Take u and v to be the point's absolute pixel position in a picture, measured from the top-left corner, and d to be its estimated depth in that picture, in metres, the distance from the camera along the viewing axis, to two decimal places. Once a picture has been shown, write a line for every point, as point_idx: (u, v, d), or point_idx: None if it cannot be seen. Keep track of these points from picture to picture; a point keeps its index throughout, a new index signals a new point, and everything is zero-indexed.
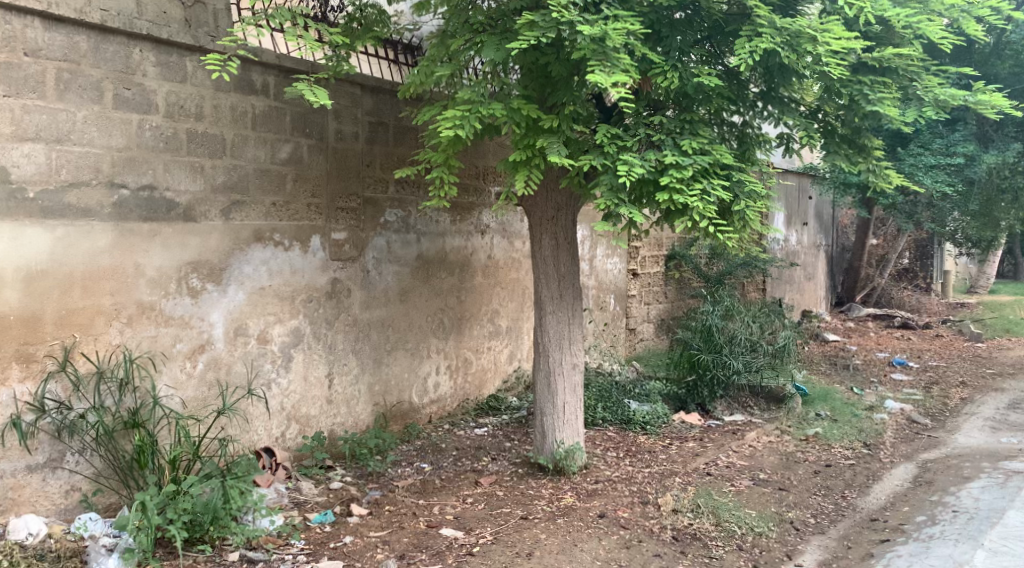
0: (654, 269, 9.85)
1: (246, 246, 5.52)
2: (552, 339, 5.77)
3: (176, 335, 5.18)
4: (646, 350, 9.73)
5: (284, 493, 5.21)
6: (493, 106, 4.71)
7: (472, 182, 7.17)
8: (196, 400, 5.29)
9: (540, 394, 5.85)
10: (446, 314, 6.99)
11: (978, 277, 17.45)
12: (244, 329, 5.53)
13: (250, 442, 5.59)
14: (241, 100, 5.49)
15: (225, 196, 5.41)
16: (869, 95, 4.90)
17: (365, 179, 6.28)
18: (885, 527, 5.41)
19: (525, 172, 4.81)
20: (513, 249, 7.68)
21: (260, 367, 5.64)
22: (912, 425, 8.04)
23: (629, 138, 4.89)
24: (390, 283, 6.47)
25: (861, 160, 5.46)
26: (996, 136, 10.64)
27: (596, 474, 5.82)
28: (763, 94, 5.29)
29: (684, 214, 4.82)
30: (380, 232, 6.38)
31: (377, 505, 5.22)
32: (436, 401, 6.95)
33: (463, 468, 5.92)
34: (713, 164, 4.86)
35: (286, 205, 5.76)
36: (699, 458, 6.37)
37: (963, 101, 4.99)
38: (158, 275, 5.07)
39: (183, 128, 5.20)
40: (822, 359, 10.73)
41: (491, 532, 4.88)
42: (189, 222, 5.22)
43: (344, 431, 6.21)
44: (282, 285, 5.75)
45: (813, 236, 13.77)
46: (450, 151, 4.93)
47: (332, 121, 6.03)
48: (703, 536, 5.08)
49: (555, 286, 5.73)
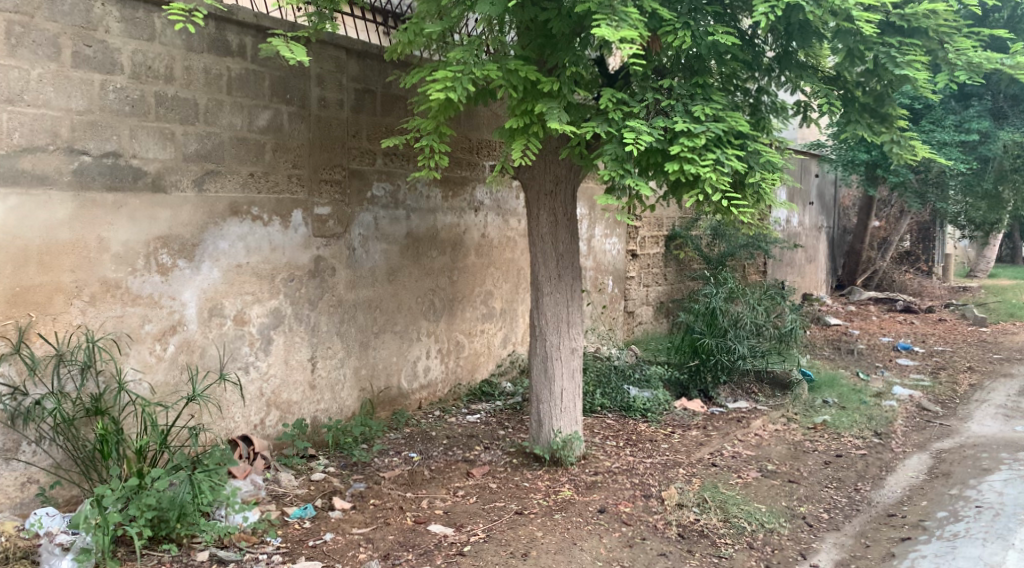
0: (653, 250, 9.45)
1: (221, 220, 5.13)
2: (549, 321, 5.40)
3: (144, 316, 4.79)
4: (645, 333, 9.36)
5: (261, 485, 4.82)
6: (488, 66, 4.33)
7: (465, 156, 6.76)
8: (166, 386, 4.91)
9: (536, 380, 5.48)
10: (437, 295, 6.60)
11: (977, 261, 17.17)
12: (219, 309, 5.15)
13: (225, 430, 5.22)
14: (216, 62, 5.07)
15: (198, 165, 5.01)
16: (897, 57, 4.55)
17: (350, 150, 5.88)
18: (905, 523, 5.08)
19: (522, 140, 4.42)
20: (508, 227, 7.28)
21: (236, 350, 5.26)
22: (922, 412, 7.71)
23: (636, 103, 4.51)
24: (378, 261, 6.08)
25: (884, 130, 5.08)
26: (1011, 113, 10.29)
27: (595, 465, 5.47)
28: (779, 58, 4.99)
29: (694, 186, 4.45)
30: (367, 208, 5.99)
31: (362, 498, 4.86)
32: (426, 386, 6.58)
33: (455, 458, 5.57)
34: (727, 132, 4.48)
35: (265, 176, 5.36)
36: (703, 448, 6.03)
37: (999, 65, 4.66)
38: (124, 250, 4.68)
39: (151, 91, 4.79)
40: (825, 343, 10.39)
41: (483, 529, 4.52)
42: (158, 193, 4.82)
43: (328, 418, 5.85)
44: (261, 263, 5.36)
45: (812, 219, 13.29)
46: (442, 118, 4.54)
47: (314, 87, 5.62)
48: (711, 534, 4.75)
49: (553, 265, 5.36)
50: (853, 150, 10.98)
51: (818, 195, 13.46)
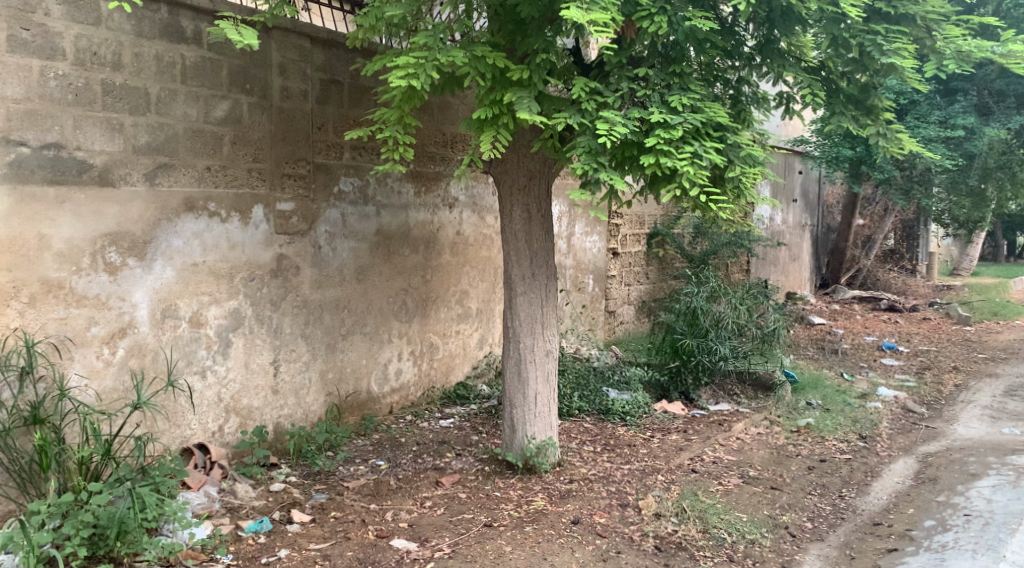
0: (635, 248, 9.22)
1: (174, 216, 4.85)
2: (522, 322, 5.15)
3: (90, 318, 4.52)
4: (626, 334, 9.13)
5: (215, 497, 4.60)
6: (454, 53, 4.09)
7: (438, 151, 6.51)
8: (115, 392, 4.64)
9: (509, 383, 5.23)
10: (409, 295, 6.33)
11: (960, 259, 17.07)
12: (174, 311, 4.88)
13: (179, 438, 4.95)
14: (168, 49, 4.80)
15: (149, 158, 4.74)
16: (883, 45, 4.35)
17: (315, 144, 5.61)
18: (891, 533, 4.88)
19: (491, 132, 4.17)
20: (484, 224, 7.02)
21: (193, 353, 4.98)
22: (907, 414, 7.52)
23: (610, 93, 4.30)
24: (346, 260, 5.82)
25: (869, 122, 4.87)
26: (996, 108, 10.21)
27: (571, 472, 5.23)
28: (760, 47, 4.81)
29: (671, 180, 4.22)
30: (333, 204, 5.72)
31: (322, 511, 4.62)
32: (398, 390, 6.31)
33: (424, 466, 5.31)
34: (705, 123, 4.27)
35: (223, 170, 5.08)
36: (684, 453, 5.79)
37: (990, 53, 4.46)
38: (67, 248, 4.42)
39: (97, 79, 4.53)
40: (809, 343, 10.20)
41: (449, 543, 4.29)
42: (105, 187, 4.56)
43: (291, 424, 5.57)
44: (218, 261, 5.08)
45: (797, 216, 13.19)
46: (406, 107, 4.29)
47: (276, 77, 5.34)
48: (689, 546, 4.52)
49: (528, 264, 5.10)
50: (838, 145, 10.84)
51: (801, 192, 13.30)
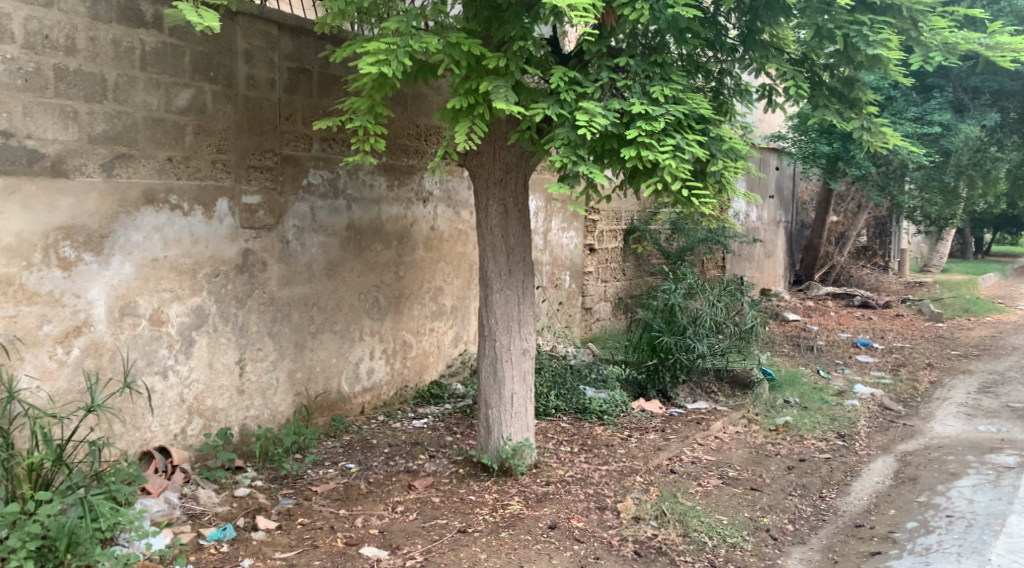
0: (612, 244, 9.08)
1: (133, 209, 4.63)
2: (498, 320, 4.99)
3: (42, 316, 4.30)
4: (603, 331, 8.99)
5: (176, 504, 4.39)
6: (428, 39, 3.91)
7: (411, 144, 6.32)
8: (69, 394, 4.41)
9: (484, 383, 5.07)
10: (382, 292, 6.14)
11: (931, 256, 17.19)
12: (133, 309, 4.65)
13: (138, 440, 4.73)
14: (127, 33, 4.58)
15: (106, 148, 4.52)
16: (869, 36, 4.24)
17: (283, 134, 5.39)
18: (873, 535, 4.82)
19: (466, 122, 4.00)
20: (458, 219, 6.85)
21: (153, 353, 4.76)
22: (884, 412, 7.46)
23: (590, 83, 4.16)
24: (316, 255, 5.62)
25: (853, 116, 4.75)
26: (971, 105, 10.24)
27: (548, 474, 5.08)
28: (743, 38, 4.75)
29: (652, 174, 4.07)
30: (302, 197, 5.51)
31: (289, 517, 4.44)
32: (369, 389, 6.12)
33: (396, 469, 5.13)
34: (688, 115, 4.13)
35: (185, 161, 4.86)
36: (662, 453, 5.66)
37: (977, 46, 4.37)
38: (17, 241, 4.19)
39: (49, 63, 4.30)
40: (785, 340, 10.15)
41: (421, 551, 4.13)
42: (58, 178, 4.33)
43: (258, 426, 5.36)
44: (180, 257, 4.85)
45: (772, 212, 13.16)
46: (378, 96, 4.11)
47: (241, 64, 5.12)
48: (670, 551, 4.40)
49: (504, 260, 4.94)
50: (815, 141, 10.79)
51: (777, 188, 13.27)
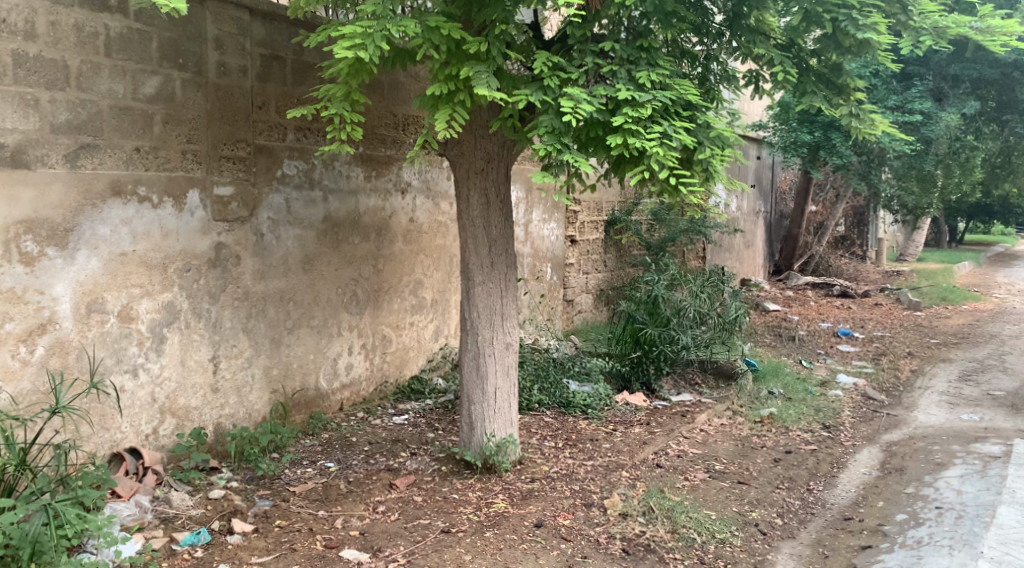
0: (593, 236, 8.96)
1: (99, 201, 4.44)
2: (481, 314, 4.86)
3: (4, 313, 4.11)
4: (585, 323, 8.88)
5: (147, 508, 4.22)
6: (406, 22, 3.76)
7: (389, 133, 6.16)
8: (33, 395, 4.23)
9: (467, 378, 4.94)
10: (360, 285, 5.99)
11: (907, 245, 17.23)
12: (100, 305, 4.47)
13: (108, 441, 4.56)
14: (90, 18, 4.39)
15: (70, 138, 4.33)
16: (858, 20, 4.12)
17: (256, 124, 5.22)
18: (863, 528, 4.77)
19: (446, 110, 3.84)
20: (438, 211, 6.69)
21: (123, 351, 4.59)
22: (867, 401, 7.43)
23: (574, 69, 4.03)
24: (292, 248, 5.45)
25: (842, 102, 4.66)
26: (951, 93, 10.28)
27: (532, 471, 4.97)
28: (730, 23, 4.67)
29: (639, 163, 3.95)
30: (277, 188, 5.35)
31: (266, 519, 4.30)
32: (348, 385, 5.97)
33: (376, 467, 4.99)
34: (675, 102, 4.01)
35: (154, 151, 4.68)
36: (648, 447, 5.56)
37: (968, 29, 4.27)
38: None
39: (8, 48, 4.10)
40: (767, 330, 10.11)
41: (404, 553, 4.00)
42: (19, 170, 4.14)
43: (233, 425, 5.20)
44: (150, 251, 4.67)
45: (752, 203, 13.12)
46: (354, 83, 3.95)
47: (211, 50, 4.94)
48: (658, 548, 4.29)
49: (486, 251, 4.81)
50: (795, 131, 10.74)
51: (756, 178, 13.22)
